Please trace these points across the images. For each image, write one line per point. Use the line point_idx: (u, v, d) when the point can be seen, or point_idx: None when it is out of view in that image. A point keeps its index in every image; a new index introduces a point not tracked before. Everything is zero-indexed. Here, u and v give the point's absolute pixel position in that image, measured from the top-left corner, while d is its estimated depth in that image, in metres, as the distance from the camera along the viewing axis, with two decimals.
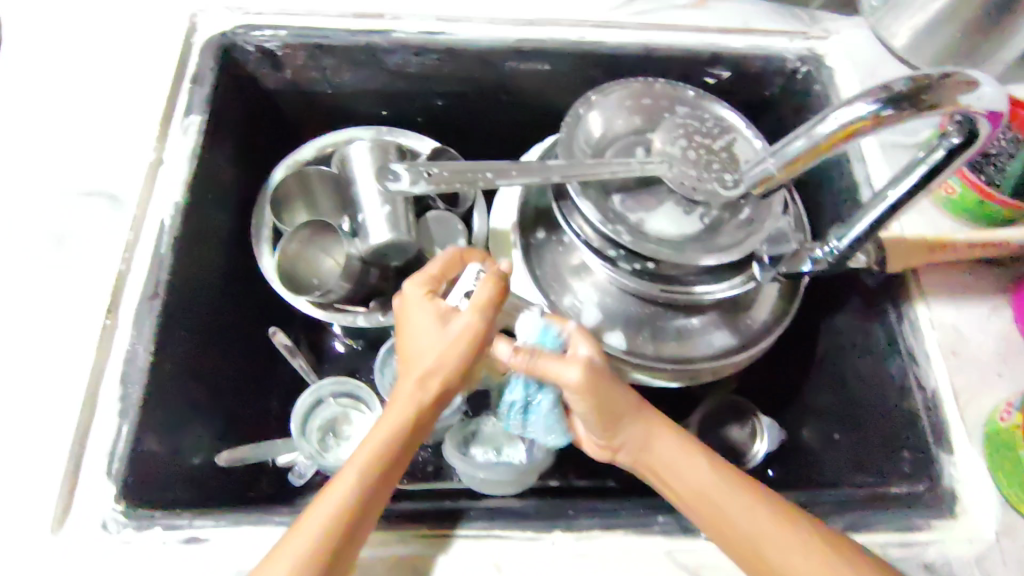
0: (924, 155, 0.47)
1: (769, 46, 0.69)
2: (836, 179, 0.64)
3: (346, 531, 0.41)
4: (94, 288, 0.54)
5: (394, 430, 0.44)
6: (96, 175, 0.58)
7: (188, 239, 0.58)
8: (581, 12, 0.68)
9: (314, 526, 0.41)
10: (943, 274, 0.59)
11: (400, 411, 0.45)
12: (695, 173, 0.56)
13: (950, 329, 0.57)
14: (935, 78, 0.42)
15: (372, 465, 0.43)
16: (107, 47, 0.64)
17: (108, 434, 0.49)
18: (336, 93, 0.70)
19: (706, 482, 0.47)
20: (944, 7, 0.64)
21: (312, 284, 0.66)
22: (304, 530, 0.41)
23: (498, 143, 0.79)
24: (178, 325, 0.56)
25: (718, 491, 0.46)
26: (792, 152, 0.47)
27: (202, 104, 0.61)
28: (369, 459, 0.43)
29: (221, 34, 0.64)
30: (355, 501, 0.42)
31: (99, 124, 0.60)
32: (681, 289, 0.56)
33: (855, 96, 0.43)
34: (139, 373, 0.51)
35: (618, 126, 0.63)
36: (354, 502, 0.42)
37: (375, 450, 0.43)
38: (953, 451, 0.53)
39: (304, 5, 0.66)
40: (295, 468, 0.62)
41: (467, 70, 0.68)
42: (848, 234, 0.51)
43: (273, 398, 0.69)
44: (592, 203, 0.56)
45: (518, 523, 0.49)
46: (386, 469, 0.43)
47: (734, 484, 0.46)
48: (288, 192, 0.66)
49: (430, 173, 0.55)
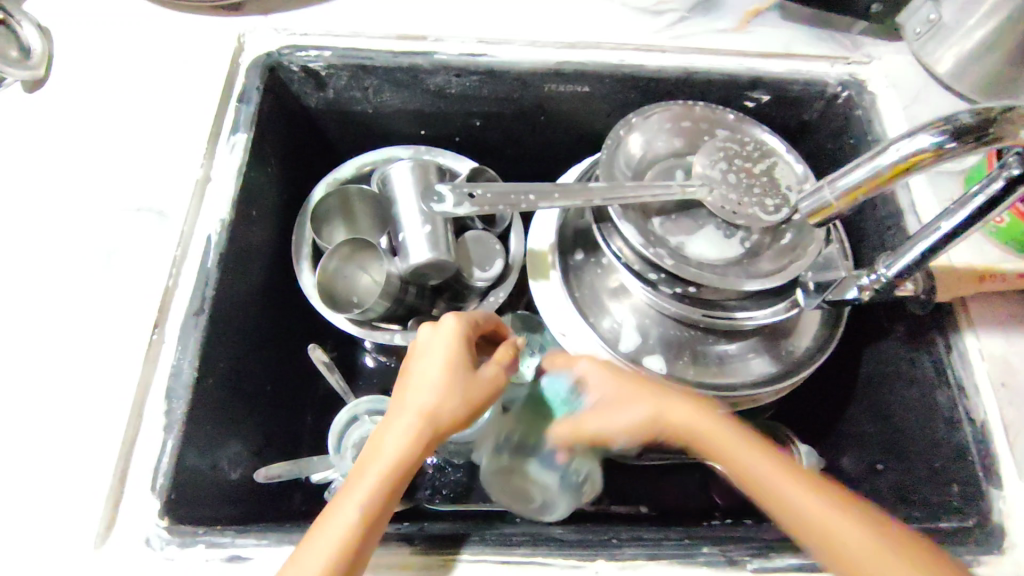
0: (980, 188, 0.46)
1: (810, 71, 0.68)
2: (879, 206, 0.63)
3: (378, 517, 0.43)
4: (141, 303, 0.54)
5: (402, 450, 0.45)
6: (145, 190, 0.59)
7: (233, 255, 0.58)
8: (621, 35, 0.69)
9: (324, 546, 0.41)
10: (993, 305, 0.58)
11: (408, 426, 0.46)
12: (736, 197, 0.55)
13: (999, 361, 0.56)
14: (1001, 111, 0.39)
15: (375, 489, 0.44)
16: (156, 63, 0.65)
17: (153, 448, 0.49)
18: (376, 112, 0.71)
19: (766, 473, 0.45)
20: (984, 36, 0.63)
21: (351, 302, 0.66)
22: (314, 552, 0.41)
23: (533, 164, 0.80)
24: (220, 342, 0.56)
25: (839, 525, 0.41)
26: (846, 183, 0.43)
27: (248, 122, 0.62)
28: (373, 483, 0.44)
29: (268, 54, 0.65)
30: (367, 513, 0.43)
31: (146, 141, 0.61)
32: (722, 315, 0.56)
33: (916, 127, 0.40)
34: (183, 388, 0.51)
35: (658, 147, 0.63)
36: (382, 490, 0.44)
37: (384, 466, 0.45)
38: (1004, 486, 0.52)
39: (348, 26, 0.67)
40: (330, 486, 0.62)
41: (506, 91, 0.69)
42: (897, 263, 0.50)
43: (308, 413, 0.70)
44: (633, 226, 0.56)
45: (561, 549, 0.48)
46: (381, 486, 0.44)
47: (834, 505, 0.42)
48: (328, 210, 0.67)
49: (473, 194, 0.55)
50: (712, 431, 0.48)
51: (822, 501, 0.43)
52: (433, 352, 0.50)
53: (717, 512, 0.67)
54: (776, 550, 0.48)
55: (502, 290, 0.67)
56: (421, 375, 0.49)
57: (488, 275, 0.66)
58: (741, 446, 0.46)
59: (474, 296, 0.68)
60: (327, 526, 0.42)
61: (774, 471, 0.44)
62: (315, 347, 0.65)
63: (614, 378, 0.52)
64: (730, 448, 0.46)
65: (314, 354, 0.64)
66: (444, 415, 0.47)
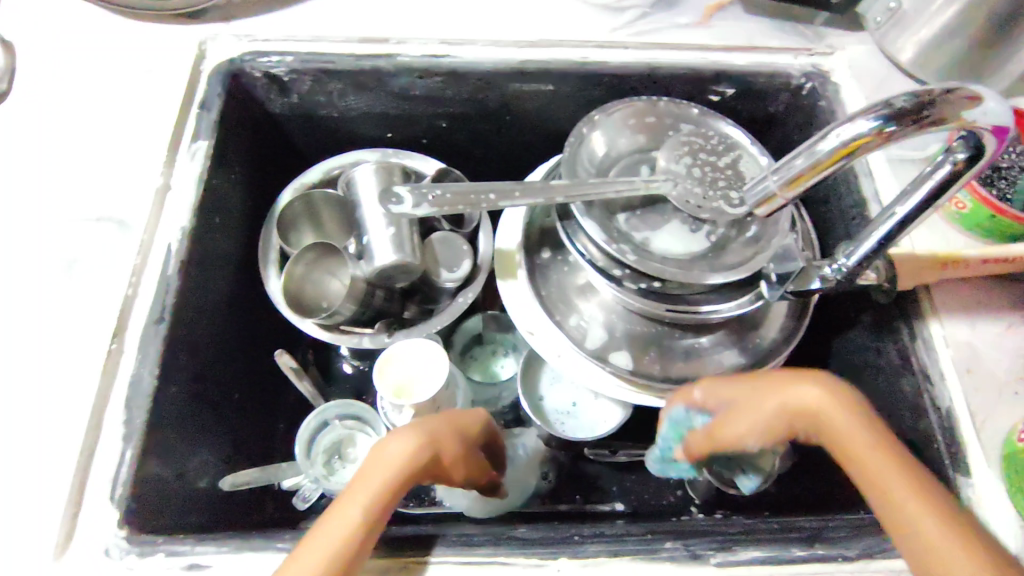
0: (930, 171, 0.46)
1: (774, 63, 0.68)
2: (845, 195, 0.63)
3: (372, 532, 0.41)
4: (101, 313, 0.54)
5: (408, 460, 0.43)
6: (106, 199, 0.58)
7: (195, 263, 0.58)
8: (583, 33, 0.69)
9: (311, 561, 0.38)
10: (957, 291, 0.58)
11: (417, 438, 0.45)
12: (700, 191, 0.55)
13: (964, 347, 0.55)
14: (939, 93, 0.39)
15: (379, 497, 0.42)
16: (117, 72, 0.64)
17: (112, 458, 0.49)
18: (342, 116, 0.71)
19: (878, 464, 0.40)
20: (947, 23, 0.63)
21: (321, 308, 0.66)
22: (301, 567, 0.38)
23: (503, 164, 0.80)
24: (182, 350, 0.56)
25: (913, 516, 0.38)
26: (792, 171, 0.43)
27: (209, 130, 0.61)
28: (379, 489, 0.42)
29: (230, 60, 0.64)
30: (366, 522, 0.41)
31: (106, 152, 0.61)
32: (688, 309, 0.56)
33: (857, 111, 0.40)
34: (143, 398, 0.51)
35: (621, 145, 0.63)
36: (370, 520, 0.41)
37: (391, 472, 0.42)
38: (971, 473, 0.51)
39: (309, 31, 0.67)
40: (300, 492, 0.63)
41: (471, 92, 0.69)
42: (856, 252, 0.50)
43: (280, 420, 0.70)
44: (596, 224, 0.56)
45: (523, 549, 0.47)
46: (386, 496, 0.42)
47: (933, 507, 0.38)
48: (294, 215, 0.67)
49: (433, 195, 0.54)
50: (822, 399, 0.43)
51: (907, 486, 0.39)
52: (457, 415, 0.51)
53: (692, 507, 0.68)
54: (739, 544, 0.48)
55: (470, 290, 0.66)
56: (439, 416, 0.49)
57: (456, 275, 0.66)
58: (853, 416, 0.42)
59: (445, 297, 0.68)
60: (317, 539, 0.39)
61: (876, 453, 0.41)
62: (282, 353, 0.64)
63: (733, 395, 0.47)
64: (847, 439, 0.42)
65: (282, 360, 0.63)
66: (444, 452, 0.47)
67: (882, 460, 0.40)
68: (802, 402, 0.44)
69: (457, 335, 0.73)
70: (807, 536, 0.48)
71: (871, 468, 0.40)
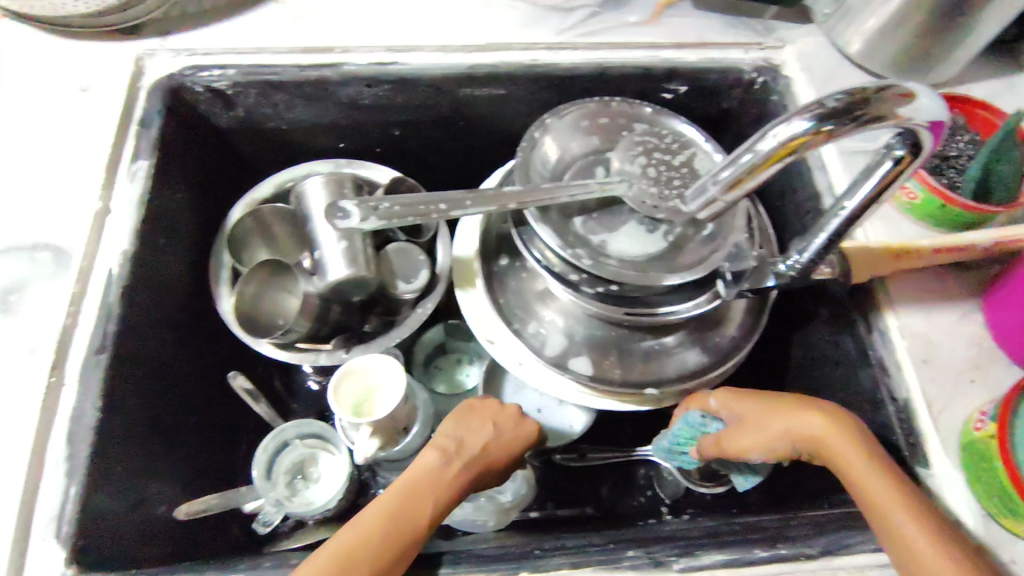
0: (873, 165, 0.45)
1: (724, 58, 0.68)
2: (799, 190, 0.63)
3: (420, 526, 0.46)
4: (40, 345, 0.52)
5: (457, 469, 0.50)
6: (42, 225, 0.56)
7: (139, 288, 0.56)
8: (533, 34, 0.68)
9: (357, 529, 0.44)
10: (912, 282, 0.58)
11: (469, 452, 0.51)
12: (657, 191, 0.54)
13: (920, 337, 0.56)
14: (872, 91, 0.39)
15: (428, 494, 0.47)
16: (50, 91, 0.62)
17: (55, 496, 0.47)
18: (291, 128, 0.70)
19: (869, 470, 0.47)
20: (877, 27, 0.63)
21: (276, 325, 0.63)
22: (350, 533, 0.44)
23: (461, 169, 0.79)
24: (128, 378, 0.54)
25: (885, 487, 0.46)
26: (733, 173, 0.43)
27: (150, 149, 0.60)
28: (427, 484, 0.48)
29: (169, 76, 0.63)
30: (413, 515, 0.46)
31: (42, 175, 0.58)
32: (646, 311, 0.55)
33: (792, 112, 0.40)
34: (86, 431, 0.50)
35: (575, 147, 0.62)
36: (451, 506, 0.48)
37: (440, 475, 0.49)
38: (929, 464, 0.52)
39: (250, 42, 0.65)
40: (261, 516, 0.60)
41: (421, 99, 0.67)
42: (808, 248, 0.50)
43: (242, 441, 0.68)
44: (550, 229, 0.55)
45: (484, 565, 0.47)
46: (432, 494, 0.47)
47: (914, 508, 0.44)
48: (245, 232, 0.65)
49: (380, 208, 0.52)
50: (832, 418, 0.50)
51: (890, 489, 0.45)
52: (514, 419, 0.55)
53: (662, 507, 0.68)
54: (701, 548, 0.48)
55: (430, 299, 0.65)
56: (517, 417, 0.56)
57: (414, 286, 0.65)
58: (858, 437, 0.49)
59: (405, 309, 0.66)
60: (367, 513, 0.45)
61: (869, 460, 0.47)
62: (235, 375, 0.61)
63: (747, 409, 0.54)
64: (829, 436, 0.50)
65: (235, 382, 0.61)
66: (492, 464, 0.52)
67: (880, 465, 0.47)
68: (807, 423, 0.51)
69: (417, 347, 0.73)
70: (769, 537, 0.48)
71: (857, 475, 0.47)
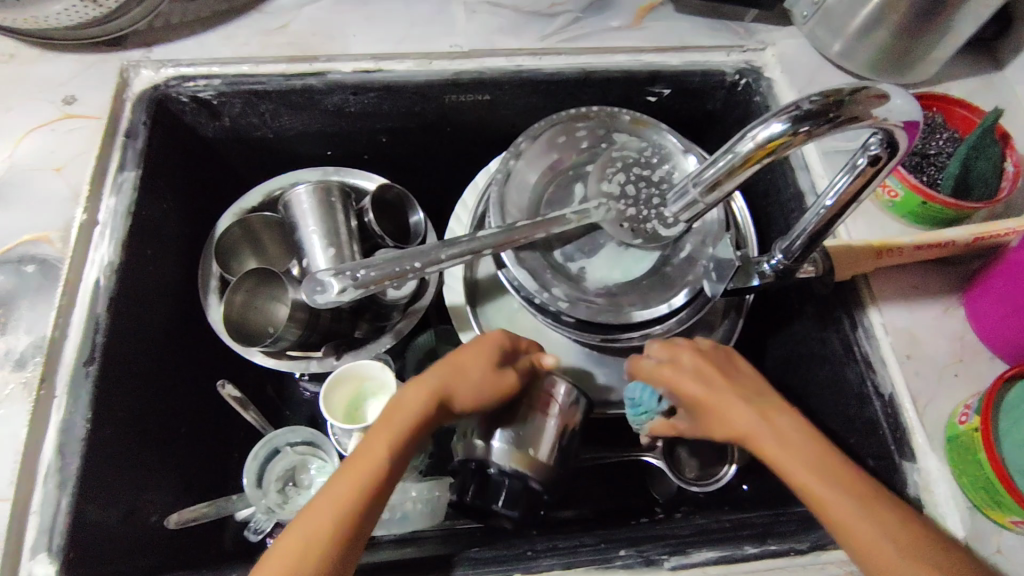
0: (851, 162, 0.46)
1: (705, 61, 0.69)
2: (783, 188, 0.64)
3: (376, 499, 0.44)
4: (28, 358, 0.52)
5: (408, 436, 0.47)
6: (28, 238, 0.56)
7: (126, 299, 0.56)
8: (516, 39, 0.68)
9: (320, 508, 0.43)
10: (895, 277, 0.58)
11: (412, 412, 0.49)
12: (635, 212, 0.55)
13: (902, 332, 0.56)
14: (848, 93, 0.40)
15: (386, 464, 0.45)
16: (33, 103, 0.62)
17: (45, 508, 0.47)
18: (278, 136, 0.70)
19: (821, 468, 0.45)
20: (857, 27, 0.64)
21: (267, 333, 0.63)
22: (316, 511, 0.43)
23: (449, 173, 0.80)
24: (115, 390, 0.54)
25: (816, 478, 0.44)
26: (719, 171, 0.43)
27: (136, 160, 0.60)
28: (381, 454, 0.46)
29: (153, 87, 0.63)
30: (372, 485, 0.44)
31: (26, 188, 0.58)
32: (623, 337, 0.56)
33: (770, 114, 0.40)
34: (76, 443, 0.50)
35: (550, 169, 0.62)
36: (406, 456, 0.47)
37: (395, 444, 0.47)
38: (916, 458, 0.52)
39: (235, 51, 0.65)
40: (251, 524, 0.60)
41: (407, 105, 0.68)
42: (791, 246, 0.51)
43: (234, 451, 0.68)
44: (526, 271, 0.56)
45: (478, 568, 0.47)
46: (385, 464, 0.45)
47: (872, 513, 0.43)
48: (232, 242, 0.65)
49: (356, 275, 0.51)
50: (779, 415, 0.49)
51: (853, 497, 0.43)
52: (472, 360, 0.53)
53: (657, 506, 0.68)
54: (691, 546, 0.48)
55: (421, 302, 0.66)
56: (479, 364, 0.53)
57: (402, 292, 0.65)
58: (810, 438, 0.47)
59: (396, 314, 0.66)
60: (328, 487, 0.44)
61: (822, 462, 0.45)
62: (225, 384, 0.61)
63: (695, 384, 0.52)
64: (762, 425, 0.48)
65: (225, 392, 0.61)
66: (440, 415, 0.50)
67: (831, 471, 0.45)
68: (758, 421, 0.49)
69: (410, 351, 0.73)
70: (759, 533, 0.49)
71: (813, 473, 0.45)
